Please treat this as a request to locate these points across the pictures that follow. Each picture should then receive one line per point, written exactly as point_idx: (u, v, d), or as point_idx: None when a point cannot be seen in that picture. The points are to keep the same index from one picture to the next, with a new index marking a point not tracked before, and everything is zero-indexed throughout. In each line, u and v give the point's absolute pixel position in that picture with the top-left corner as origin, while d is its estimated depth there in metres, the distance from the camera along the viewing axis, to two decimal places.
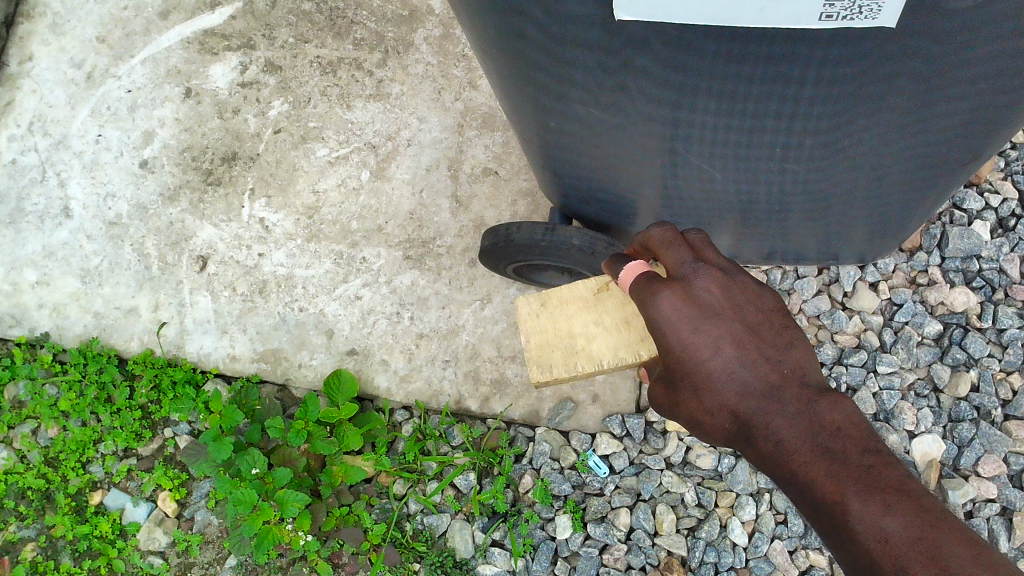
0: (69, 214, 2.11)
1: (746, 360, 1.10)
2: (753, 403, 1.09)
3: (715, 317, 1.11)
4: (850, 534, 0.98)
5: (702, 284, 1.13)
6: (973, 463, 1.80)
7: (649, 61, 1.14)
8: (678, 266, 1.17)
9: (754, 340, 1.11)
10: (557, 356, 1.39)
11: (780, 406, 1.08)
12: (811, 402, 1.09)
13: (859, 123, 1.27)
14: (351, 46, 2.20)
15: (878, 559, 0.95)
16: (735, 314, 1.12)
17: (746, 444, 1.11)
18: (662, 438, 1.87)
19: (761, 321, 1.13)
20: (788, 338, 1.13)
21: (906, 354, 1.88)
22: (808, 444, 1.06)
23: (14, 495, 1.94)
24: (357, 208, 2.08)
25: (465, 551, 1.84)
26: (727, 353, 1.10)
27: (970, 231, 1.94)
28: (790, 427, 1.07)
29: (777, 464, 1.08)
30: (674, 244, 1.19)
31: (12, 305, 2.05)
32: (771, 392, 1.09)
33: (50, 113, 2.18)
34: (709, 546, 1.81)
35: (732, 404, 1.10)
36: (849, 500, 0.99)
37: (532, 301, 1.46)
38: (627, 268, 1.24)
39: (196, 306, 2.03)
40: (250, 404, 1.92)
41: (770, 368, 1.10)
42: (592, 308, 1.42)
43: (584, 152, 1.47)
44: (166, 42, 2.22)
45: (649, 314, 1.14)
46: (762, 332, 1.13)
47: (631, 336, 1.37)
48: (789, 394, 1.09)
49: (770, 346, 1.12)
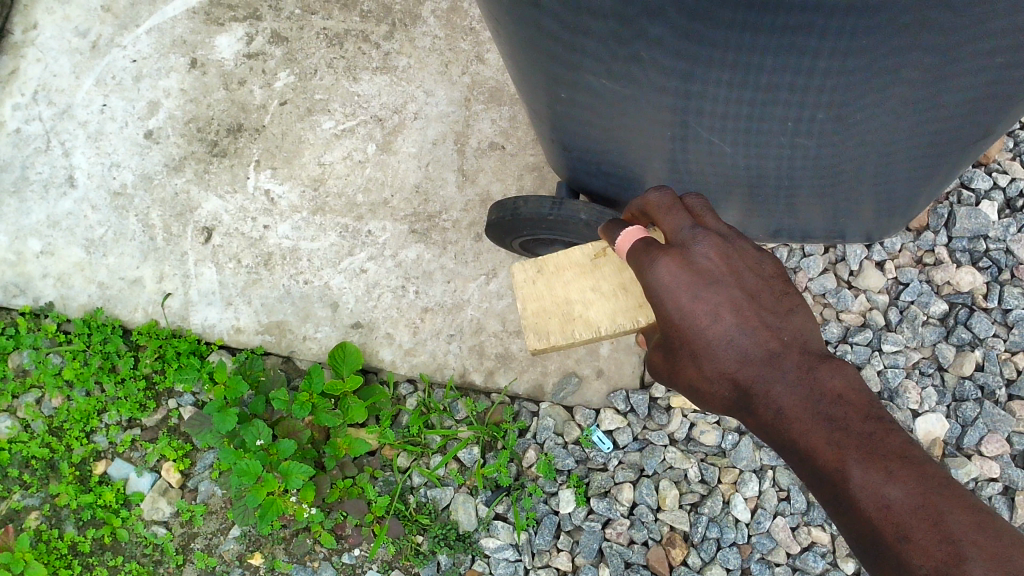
0: (74, 183, 2.10)
1: (745, 327, 1.10)
2: (753, 370, 1.09)
3: (714, 284, 1.12)
4: (851, 501, 0.97)
5: (702, 250, 1.14)
6: (976, 442, 1.81)
7: (663, 30, 1.13)
8: (677, 232, 1.18)
9: (754, 307, 1.12)
10: (554, 323, 1.40)
11: (779, 373, 1.08)
12: (812, 369, 1.08)
13: (872, 97, 1.26)
14: (358, 18, 2.18)
15: (879, 527, 0.94)
16: (734, 281, 1.13)
17: (745, 412, 1.11)
18: (666, 414, 1.87)
19: (760, 288, 1.14)
20: (788, 304, 1.15)
21: (911, 333, 1.88)
22: (808, 411, 1.05)
23: (19, 464, 1.94)
24: (362, 181, 2.08)
25: (468, 524, 1.84)
26: (727, 319, 1.10)
27: (978, 211, 1.93)
28: (791, 395, 1.06)
29: (776, 432, 1.07)
30: (673, 210, 1.20)
31: (16, 274, 2.04)
32: (771, 359, 1.09)
33: (54, 82, 2.16)
34: (712, 522, 1.82)
35: (731, 370, 1.09)
36: (850, 467, 0.98)
37: (529, 267, 1.45)
38: (624, 234, 1.25)
39: (201, 277, 2.03)
40: (254, 375, 1.92)
41: (769, 336, 1.10)
42: (589, 274, 1.41)
43: (593, 124, 1.46)
44: (172, 12, 2.20)
45: (649, 281, 1.15)
46: (761, 299, 1.13)
47: (629, 302, 1.37)
48: (789, 361, 1.08)
49: (770, 313, 1.12)
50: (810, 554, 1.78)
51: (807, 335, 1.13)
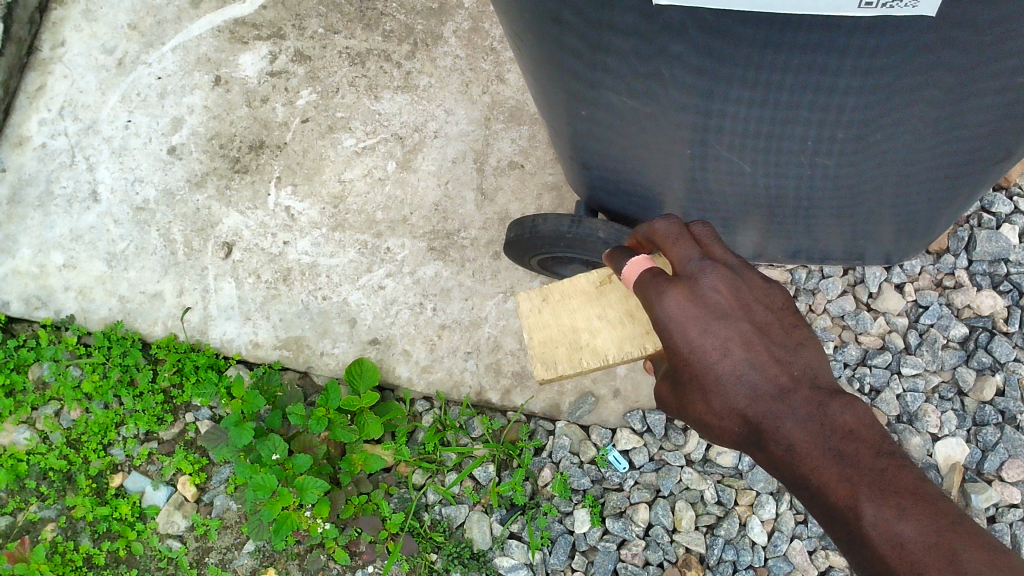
0: (97, 198, 2.12)
1: (755, 362, 1.09)
2: (763, 407, 1.08)
3: (724, 319, 1.09)
4: (865, 539, 0.97)
5: (711, 283, 1.12)
6: (997, 468, 1.78)
7: (684, 47, 1.13)
8: (684, 263, 1.15)
9: (764, 341, 1.10)
10: (561, 352, 1.39)
11: (790, 408, 1.07)
12: (823, 405, 1.07)
13: (893, 117, 1.25)
14: (381, 38, 2.20)
15: (892, 565, 0.94)
16: (743, 315, 1.11)
17: (756, 447, 1.10)
18: (683, 434, 1.86)
19: (770, 321, 1.12)
20: (798, 337, 1.12)
21: (931, 356, 1.87)
22: (820, 447, 1.04)
23: (37, 476, 1.95)
24: (382, 198, 2.09)
25: (482, 542, 1.83)
26: (736, 355, 1.09)
27: (999, 234, 1.92)
28: (801, 431, 1.05)
29: (787, 468, 1.06)
30: (680, 239, 1.17)
31: (38, 287, 2.06)
32: (781, 394, 1.07)
33: (80, 98, 2.20)
34: (727, 544, 1.80)
35: (742, 406, 1.09)
36: (863, 504, 0.98)
37: (534, 296, 1.46)
38: (633, 263, 1.23)
39: (220, 292, 2.04)
40: (271, 390, 1.93)
41: (779, 370, 1.09)
42: (594, 302, 1.42)
43: (613, 142, 1.46)
44: (197, 30, 2.23)
45: (656, 315, 1.13)
46: (771, 333, 1.11)
47: (635, 329, 1.36)
48: (799, 396, 1.07)
49: (780, 347, 1.11)
50: None
51: (818, 368, 1.12)
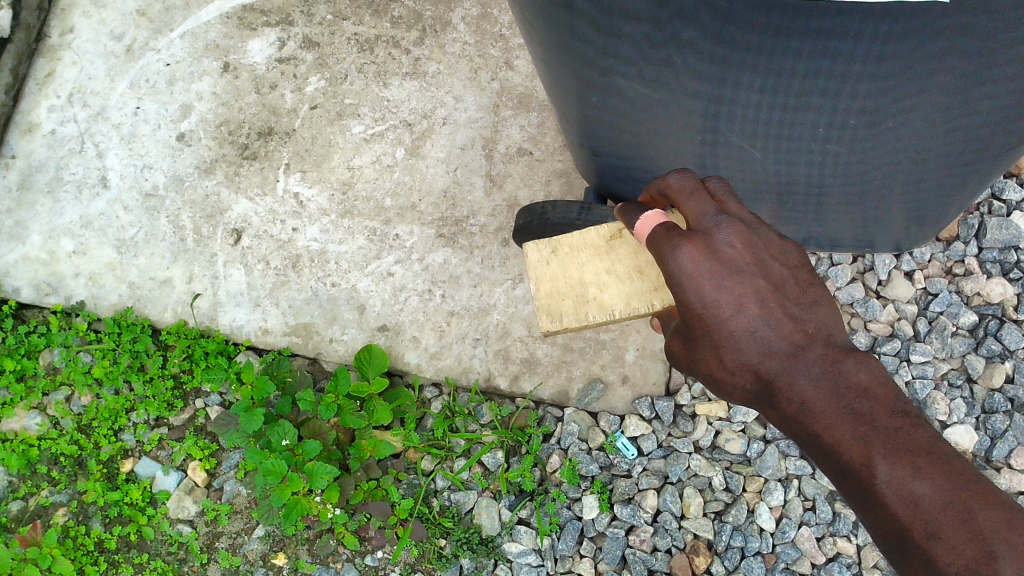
0: (107, 184, 2.13)
1: (769, 319, 1.07)
2: (776, 363, 1.06)
3: (739, 275, 1.07)
4: (878, 497, 0.96)
5: (726, 238, 1.09)
6: (1006, 455, 1.79)
7: (696, 33, 1.13)
8: (700, 217, 1.12)
9: (778, 299, 1.08)
10: (567, 305, 1.36)
11: (804, 365, 1.05)
12: (836, 361, 1.05)
13: (906, 104, 1.25)
14: (389, 25, 2.20)
15: (906, 524, 0.94)
16: (759, 271, 1.08)
17: (767, 404, 1.08)
18: (691, 421, 1.87)
19: (785, 278, 1.09)
20: (811, 295, 1.11)
21: (940, 344, 1.87)
22: (833, 403, 1.02)
23: (48, 461, 1.96)
24: (391, 185, 2.09)
25: (491, 528, 1.85)
26: (751, 311, 1.07)
27: (1009, 222, 1.91)
28: (814, 387, 1.03)
29: (801, 425, 1.04)
30: (695, 193, 1.14)
31: (49, 273, 2.07)
32: (795, 351, 1.06)
33: (89, 84, 2.19)
34: (736, 530, 1.80)
35: (755, 362, 1.07)
36: (876, 462, 0.97)
37: (542, 248, 1.42)
38: (644, 218, 1.20)
39: (230, 279, 2.05)
40: (281, 375, 1.94)
41: (794, 328, 1.07)
42: (603, 256, 1.38)
43: (624, 129, 1.46)
44: (206, 16, 2.22)
45: (669, 269, 1.10)
46: (786, 289, 1.09)
47: (644, 285, 1.34)
48: (813, 354, 1.05)
49: (793, 304, 1.09)
50: (835, 564, 1.77)
51: (832, 327, 1.09)
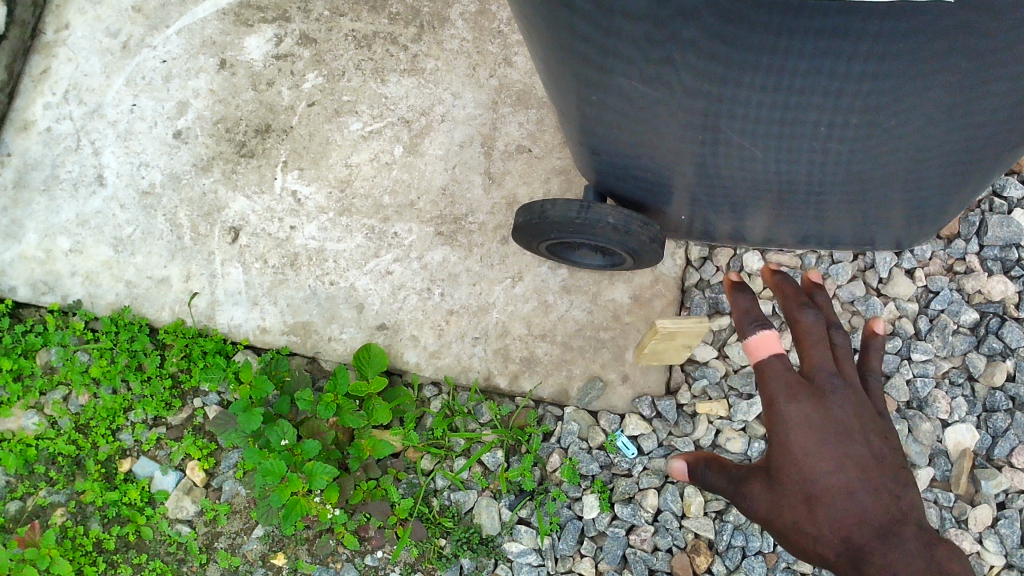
0: (103, 182, 2.11)
1: (865, 481, 1.24)
2: (835, 496, 1.22)
3: (847, 440, 1.27)
4: None
5: (840, 408, 1.31)
6: (1007, 453, 1.79)
7: (696, 32, 1.12)
8: (785, 396, 1.32)
9: (878, 469, 1.25)
10: None
11: (857, 495, 1.21)
12: (912, 538, 1.19)
13: (909, 103, 1.24)
14: (387, 20, 2.17)
15: None
16: (865, 443, 1.28)
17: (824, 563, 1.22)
18: (692, 422, 1.87)
19: (885, 458, 1.28)
20: (903, 479, 1.28)
21: (942, 342, 1.86)
22: (872, 533, 1.19)
23: (45, 460, 1.95)
24: (389, 182, 2.08)
25: (491, 528, 1.84)
26: (849, 472, 1.24)
27: (1010, 219, 1.90)
28: (868, 504, 1.21)
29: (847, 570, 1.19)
30: (801, 390, 1.33)
31: (45, 272, 2.06)
32: (849, 487, 1.22)
33: (85, 81, 2.17)
34: (737, 530, 1.80)
35: (848, 524, 1.19)
36: None
37: None
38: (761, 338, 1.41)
39: (228, 278, 2.04)
40: (279, 375, 1.93)
41: (876, 478, 1.24)
42: None
43: (624, 128, 1.45)
44: (202, 12, 2.20)
45: (779, 412, 1.31)
46: (884, 464, 1.27)
47: None
48: (868, 493, 1.22)
49: (890, 479, 1.26)
50: None
51: (916, 515, 1.24)
